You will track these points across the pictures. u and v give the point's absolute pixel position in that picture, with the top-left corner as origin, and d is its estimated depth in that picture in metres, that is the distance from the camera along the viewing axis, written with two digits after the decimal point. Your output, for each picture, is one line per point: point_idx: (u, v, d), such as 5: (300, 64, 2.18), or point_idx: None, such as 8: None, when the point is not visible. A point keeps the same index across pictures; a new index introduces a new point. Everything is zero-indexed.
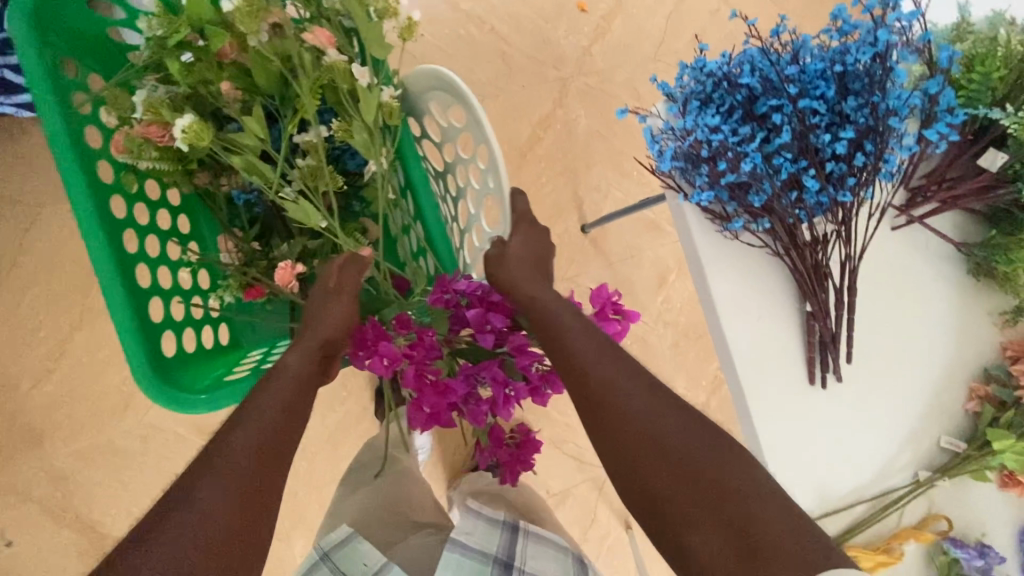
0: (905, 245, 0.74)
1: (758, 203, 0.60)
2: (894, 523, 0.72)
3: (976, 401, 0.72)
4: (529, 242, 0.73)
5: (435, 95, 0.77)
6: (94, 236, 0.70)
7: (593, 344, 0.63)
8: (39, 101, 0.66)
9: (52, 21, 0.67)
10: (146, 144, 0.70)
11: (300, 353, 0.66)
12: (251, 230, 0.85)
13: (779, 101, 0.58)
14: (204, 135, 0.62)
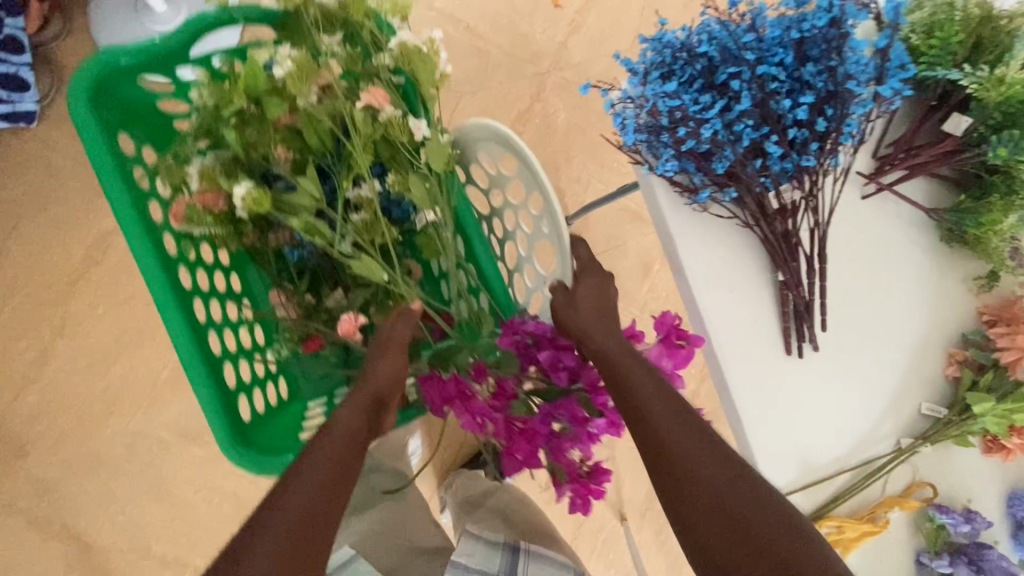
0: (877, 213, 0.74)
1: (722, 170, 0.60)
2: (879, 491, 0.72)
3: (955, 366, 0.72)
4: (598, 284, 0.64)
5: (484, 142, 0.71)
6: (168, 309, 0.66)
7: (651, 384, 0.60)
8: (107, 183, 0.64)
9: (108, 98, 0.65)
10: (203, 213, 0.66)
11: (351, 409, 0.63)
12: (303, 282, 0.76)
13: (738, 69, 0.59)
14: (264, 203, 0.57)
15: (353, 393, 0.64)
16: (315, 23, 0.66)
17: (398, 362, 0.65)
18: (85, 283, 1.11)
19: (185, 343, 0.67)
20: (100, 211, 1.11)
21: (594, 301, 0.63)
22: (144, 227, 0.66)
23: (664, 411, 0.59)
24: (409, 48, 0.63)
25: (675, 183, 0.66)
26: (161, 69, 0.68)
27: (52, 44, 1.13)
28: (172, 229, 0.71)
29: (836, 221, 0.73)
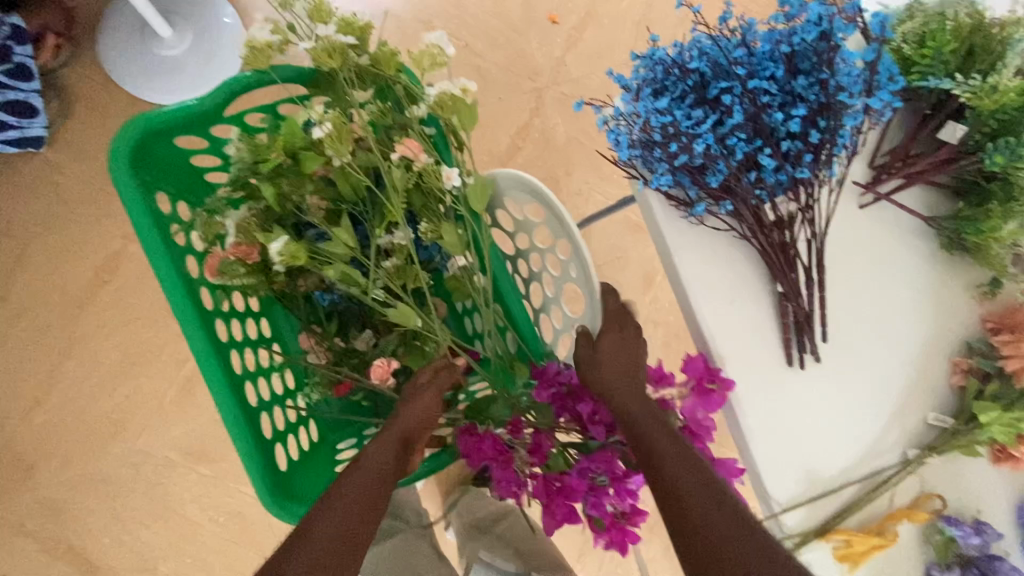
0: (876, 221, 0.74)
1: (715, 183, 0.61)
2: (886, 504, 0.70)
3: (960, 375, 0.72)
4: (627, 330, 0.63)
5: (512, 190, 0.67)
6: (206, 364, 0.62)
7: (669, 441, 0.57)
8: (145, 237, 0.61)
9: (148, 156, 0.63)
10: (237, 264, 0.67)
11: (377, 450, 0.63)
12: (331, 326, 0.77)
13: (729, 84, 0.59)
14: (299, 254, 0.62)
15: (379, 436, 0.65)
16: (349, 78, 0.65)
17: (428, 406, 0.66)
18: (93, 303, 1.13)
19: (224, 397, 0.62)
20: (107, 232, 1.13)
21: (617, 352, 0.62)
22: (183, 281, 0.63)
23: (684, 472, 0.55)
24: (443, 99, 0.61)
25: (671, 197, 0.66)
26: (198, 128, 0.65)
27: (61, 70, 1.16)
28: (208, 282, 0.69)
29: (834, 229, 0.73)
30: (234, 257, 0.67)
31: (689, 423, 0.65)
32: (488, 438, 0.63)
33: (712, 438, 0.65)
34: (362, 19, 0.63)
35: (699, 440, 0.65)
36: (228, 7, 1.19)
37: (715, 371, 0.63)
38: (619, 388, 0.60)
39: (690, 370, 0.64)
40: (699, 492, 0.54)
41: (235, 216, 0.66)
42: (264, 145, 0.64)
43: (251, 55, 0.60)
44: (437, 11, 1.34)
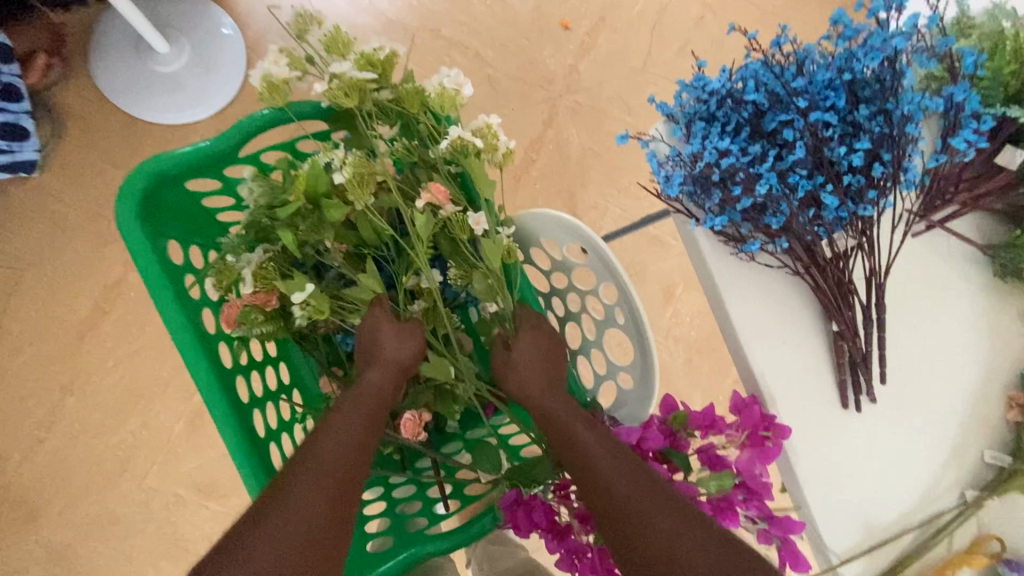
0: (928, 250, 0.70)
1: (776, 225, 0.57)
2: (944, 550, 0.68)
3: (1016, 411, 0.68)
4: (542, 330, 0.64)
5: (550, 229, 0.62)
6: (226, 430, 0.57)
7: (594, 435, 0.58)
8: (159, 298, 0.57)
9: (157, 208, 0.59)
10: (254, 312, 0.62)
11: (380, 371, 0.61)
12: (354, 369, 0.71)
13: (789, 116, 0.55)
14: (323, 306, 0.58)
15: (377, 360, 0.61)
16: (369, 114, 0.60)
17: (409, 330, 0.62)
18: (93, 335, 1.07)
19: (254, 477, 0.57)
20: (106, 260, 1.08)
21: (529, 358, 0.63)
22: (199, 338, 0.58)
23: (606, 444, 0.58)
24: (467, 140, 0.57)
25: (723, 234, 0.62)
26: (207, 172, 0.61)
27: (52, 89, 1.10)
28: (226, 336, 0.64)
29: (895, 265, 0.70)
30: (251, 305, 0.62)
31: (749, 480, 0.60)
32: (540, 507, 0.61)
33: (771, 495, 0.60)
34: (384, 50, 0.58)
35: (758, 499, 0.60)
36: (226, 17, 1.13)
37: (771, 419, 0.60)
38: (536, 389, 0.62)
39: (745, 418, 0.60)
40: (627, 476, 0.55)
41: (251, 259, 0.60)
42: (281, 186, 0.60)
43: (267, 91, 0.55)
44: (445, 18, 1.28)
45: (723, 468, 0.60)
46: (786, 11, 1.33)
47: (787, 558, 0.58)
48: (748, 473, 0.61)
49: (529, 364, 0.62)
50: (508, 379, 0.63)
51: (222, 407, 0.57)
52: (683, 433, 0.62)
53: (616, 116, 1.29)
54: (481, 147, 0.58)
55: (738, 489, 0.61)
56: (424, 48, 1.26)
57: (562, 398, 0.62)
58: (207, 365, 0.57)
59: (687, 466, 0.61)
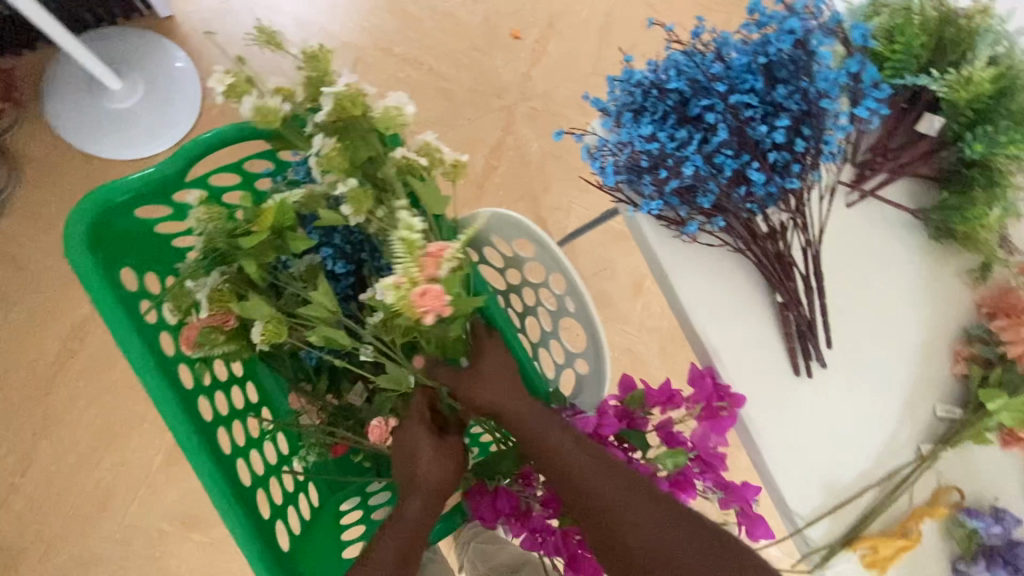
0: (865, 220, 0.73)
1: (707, 204, 0.60)
2: (906, 504, 0.70)
3: (962, 364, 0.71)
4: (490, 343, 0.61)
5: (497, 227, 0.64)
6: (190, 447, 0.57)
7: (578, 448, 0.58)
8: (112, 322, 0.57)
9: (105, 235, 0.59)
10: (214, 333, 0.62)
11: (421, 502, 0.58)
12: (320, 382, 0.72)
13: (710, 101, 0.58)
14: (281, 333, 0.60)
15: (416, 486, 0.59)
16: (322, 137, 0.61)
17: (451, 454, 0.61)
18: (65, 381, 1.07)
19: (221, 493, 0.57)
20: (73, 298, 1.07)
21: (490, 373, 0.60)
22: (155, 358, 0.59)
23: (582, 460, 0.57)
24: (411, 159, 0.62)
25: (665, 219, 0.65)
26: (156, 197, 0.61)
27: (6, 134, 1.10)
28: (185, 357, 0.64)
29: (831, 240, 0.73)
30: (209, 326, 0.62)
31: (702, 452, 0.62)
32: (503, 494, 0.64)
33: (726, 467, 0.61)
34: (352, 85, 0.58)
35: (713, 471, 0.62)
36: (178, 51, 1.15)
37: (724, 389, 0.61)
38: (507, 402, 0.59)
39: (699, 390, 0.62)
40: (607, 490, 0.56)
41: (205, 283, 0.61)
42: (220, 215, 0.60)
43: (263, 117, 0.56)
44: (397, 36, 1.31)
45: (678, 444, 0.61)
46: (723, 8, 1.39)
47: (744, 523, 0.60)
48: (703, 447, 0.62)
49: (489, 380, 0.59)
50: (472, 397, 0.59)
51: (186, 428, 0.58)
52: (640, 412, 0.63)
53: (571, 118, 1.33)
54: (427, 164, 0.63)
55: (695, 463, 0.62)
56: (379, 67, 1.29)
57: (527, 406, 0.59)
58: (165, 384, 0.58)
59: (645, 445, 0.62)
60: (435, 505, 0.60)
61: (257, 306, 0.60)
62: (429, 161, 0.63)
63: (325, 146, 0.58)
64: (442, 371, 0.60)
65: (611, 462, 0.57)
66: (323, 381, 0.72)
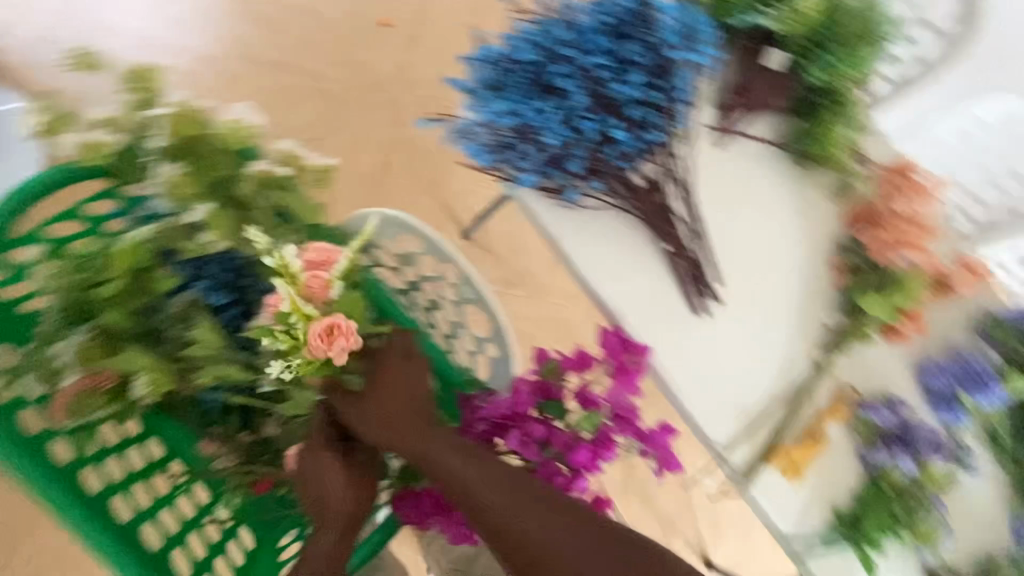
0: (740, 160, 0.78)
1: (579, 168, 0.62)
2: (813, 411, 0.76)
3: (840, 274, 0.78)
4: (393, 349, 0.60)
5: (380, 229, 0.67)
6: (92, 530, 0.54)
7: (474, 472, 0.55)
8: None
9: None
10: (92, 398, 0.57)
11: (334, 536, 0.60)
12: (231, 420, 0.68)
13: (563, 67, 0.58)
14: (165, 384, 0.58)
15: (324, 523, 0.60)
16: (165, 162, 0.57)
17: (360, 484, 0.61)
18: None
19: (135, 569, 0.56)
20: None
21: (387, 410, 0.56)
22: (24, 442, 0.53)
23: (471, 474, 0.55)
24: (273, 172, 0.58)
25: (549, 189, 0.65)
26: None
27: None
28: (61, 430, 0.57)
29: (709, 181, 0.77)
30: (84, 390, 0.58)
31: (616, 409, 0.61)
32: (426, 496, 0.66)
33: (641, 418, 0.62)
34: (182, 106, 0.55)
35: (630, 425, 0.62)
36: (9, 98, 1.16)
37: (630, 343, 0.64)
38: (389, 430, 0.57)
39: (608, 348, 0.64)
40: (499, 498, 0.54)
41: (71, 343, 0.56)
42: (72, 271, 0.56)
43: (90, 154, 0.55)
44: (261, 45, 1.25)
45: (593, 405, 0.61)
46: None
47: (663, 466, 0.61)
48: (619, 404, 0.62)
49: (385, 418, 0.56)
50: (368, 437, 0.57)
51: (84, 516, 0.54)
52: (555, 382, 0.63)
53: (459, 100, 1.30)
54: (292, 174, 0.60)
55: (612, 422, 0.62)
56: (248, 78, 1.22)
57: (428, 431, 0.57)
58: (45, 468, 0.53)
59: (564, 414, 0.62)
60: (348, 535, 0.61)
61: (137, 361, 0.57)
62: (293, 170, 0.60)
63: (167, 173, 0.55)
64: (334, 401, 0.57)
65: (531, 494, 0.55)
66: (234, 419, 0.68)
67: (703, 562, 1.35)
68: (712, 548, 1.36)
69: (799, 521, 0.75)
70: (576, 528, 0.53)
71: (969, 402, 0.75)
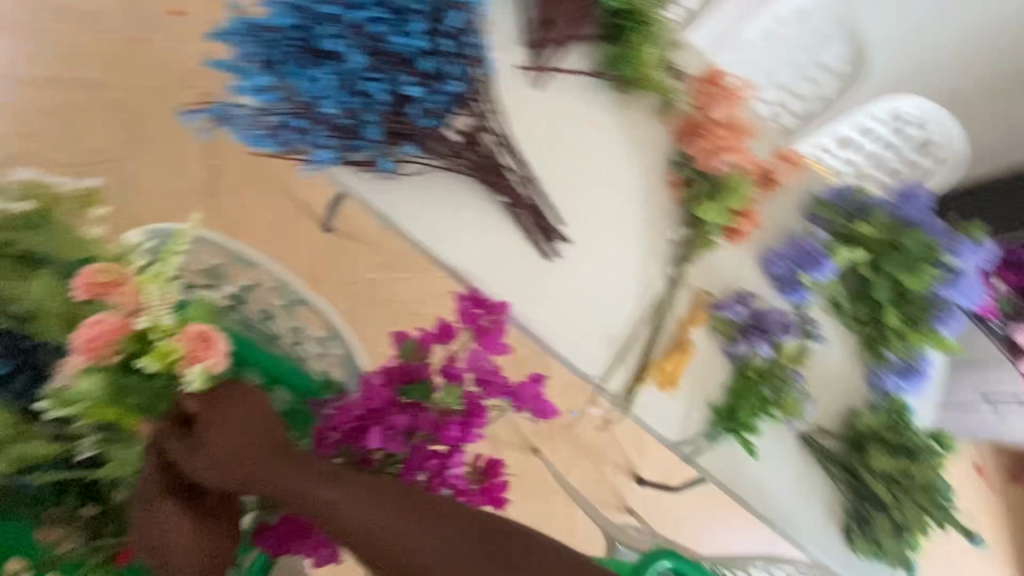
0: (558, 97, 0.77)
1: (378, 135, 0.57)
2: (676, 322, 0.80)
3: (678, 190, 0.81)
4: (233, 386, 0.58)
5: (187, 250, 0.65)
6: None
7: (323, 485, 0.52)
8: None
9: None
10: None
11: None
12: (68, 496, 0.61)
13: (332, 27, 0.52)
14: None
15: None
16: None
17: (210, 532, 0.58)
18: None
19: None
20: None
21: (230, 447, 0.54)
22: None
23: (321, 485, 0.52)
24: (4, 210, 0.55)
25: (359, 164, 0.59)
26: None
27: None
28: None
29: (536, 122, 0.75)
30: None
31: (480, 374, 0.59)
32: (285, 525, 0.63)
33: (507, 375, 0.59)
34: None
35: (497, 386, 0.59)
36: None
37: (485, 301, 0.61)
38: (230, 466, 0.54)
39: (464, 314, 0.61)
40: (352, 508, 0.50)
41: None
42: None
43: None
44: (28, 62, 1.07)
45: (457, 376, 0.58)
46: None
47: (537, 414, 0.60)
48: (482, 368, 0.59)
49: (228, 456, 0.54)
50: (211, 479, 0.54)
51: None
52: (415, 362, 0.59)
53: None
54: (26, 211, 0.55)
55: (479, 387, 0.60)
56: (26, 105, 1.06)
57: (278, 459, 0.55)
58: None
59: (428, 394, 0.58)
60: None
61: None
62: (30, 202, 0.56)
63: None
64: (173, 445, 0.54)
65: (388, 496, 0.50)
66: (70, 495, 0.61)
67: (636, 482, 1.43)
68: (640, 466, 1.44)
69: (684, 426, 0.80)
70: (433, 525, 0.48)
71: (807, 280, 0.85)
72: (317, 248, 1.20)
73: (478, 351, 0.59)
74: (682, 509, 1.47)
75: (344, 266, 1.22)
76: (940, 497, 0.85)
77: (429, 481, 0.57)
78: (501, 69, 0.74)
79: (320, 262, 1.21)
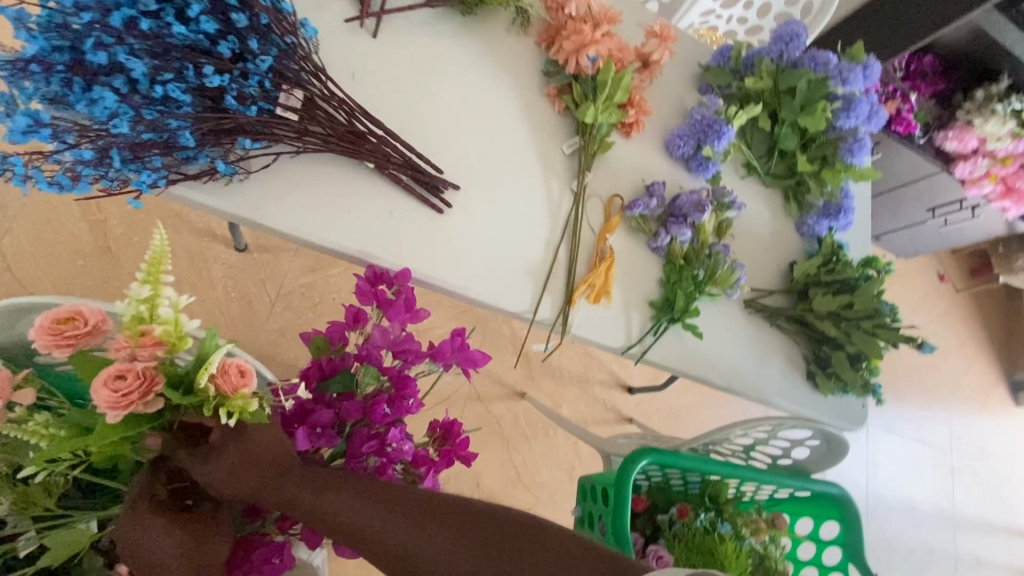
0: (397, 41, 0.71)
1: (192, 139, 0.52)
2: (592, 233, 0.79)
3: (557, 101, 0.78)
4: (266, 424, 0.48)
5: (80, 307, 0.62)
6: None
7: (336, 489, 0.45)
8: None
9: None
10: None
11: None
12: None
13: (97, 36, 0.47)
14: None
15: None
16: None
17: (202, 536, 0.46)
18: None
19: None
20: None
21: (248, 458, 0.45)
22: None
23: (332, 493, 0.45)
24: None
25: (193, 178, 0.57)
26: None
27: None
28: None
29: (385, 73, 0.70)
30: None
31: (394, 347, 0.56)
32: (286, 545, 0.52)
33: (422, 339, 0.57)
34: None
35: (416, 352, 0.57)
36: None
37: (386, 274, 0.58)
38: (241, 470, 0.45)
39: (362, 294, 0.58)
40: (368, 512, 0.44)
41: None
42: None
43: None
44: None
45: (371, 357, 0.55)
46: None
47: (466, 365, 0.60)
48: (395, 340, 0.57)
49: (246, 471, 0.45)
50: (224, 488, 0.45)
51: None
52: (328, 356, 0.57)
53: None
54: None
55: (400, 360, 0.58)
56: None
57: (286, 471, 0.47)
58: None
59: (349, 384, 0.56)
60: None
61: None
62: None
63: None
64: (180, 455, 0.46)
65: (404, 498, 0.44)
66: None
67: (627, 392, 1.47)
68: (626, 377, 1.48)
69: (627, 331, 0.80)
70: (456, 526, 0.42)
71: (711, 151, 0.83)
72: (237, 271, 1.16)
73: (383, 324, 0.56)
74: (677, 402, 1.52)
75: (271, 281, 1.18)
76: (887, 319, 0.85)
77: (378, 466, 0.56)
78: (325, 28, 0.68)
79: (247, 283, 1.16)
